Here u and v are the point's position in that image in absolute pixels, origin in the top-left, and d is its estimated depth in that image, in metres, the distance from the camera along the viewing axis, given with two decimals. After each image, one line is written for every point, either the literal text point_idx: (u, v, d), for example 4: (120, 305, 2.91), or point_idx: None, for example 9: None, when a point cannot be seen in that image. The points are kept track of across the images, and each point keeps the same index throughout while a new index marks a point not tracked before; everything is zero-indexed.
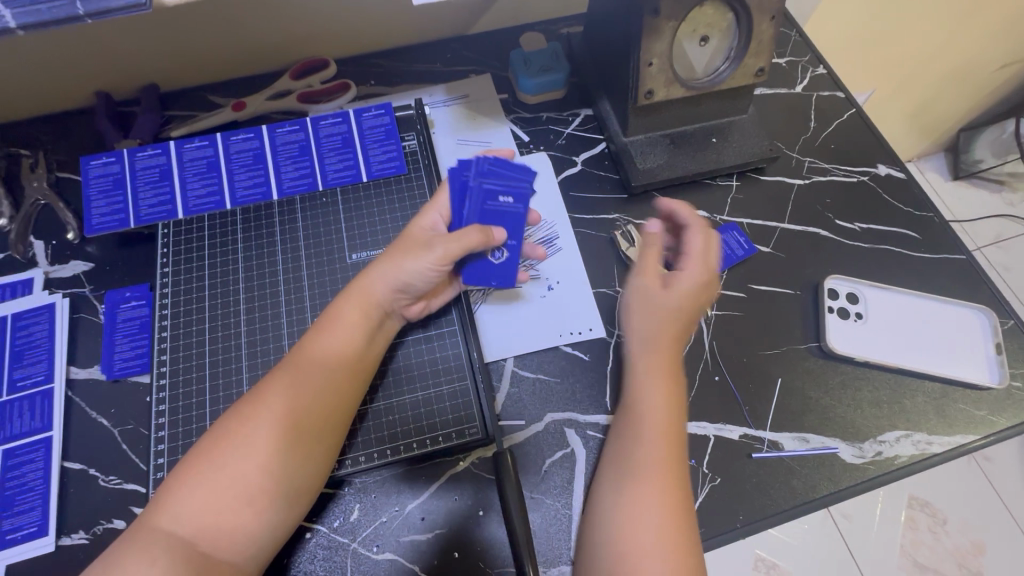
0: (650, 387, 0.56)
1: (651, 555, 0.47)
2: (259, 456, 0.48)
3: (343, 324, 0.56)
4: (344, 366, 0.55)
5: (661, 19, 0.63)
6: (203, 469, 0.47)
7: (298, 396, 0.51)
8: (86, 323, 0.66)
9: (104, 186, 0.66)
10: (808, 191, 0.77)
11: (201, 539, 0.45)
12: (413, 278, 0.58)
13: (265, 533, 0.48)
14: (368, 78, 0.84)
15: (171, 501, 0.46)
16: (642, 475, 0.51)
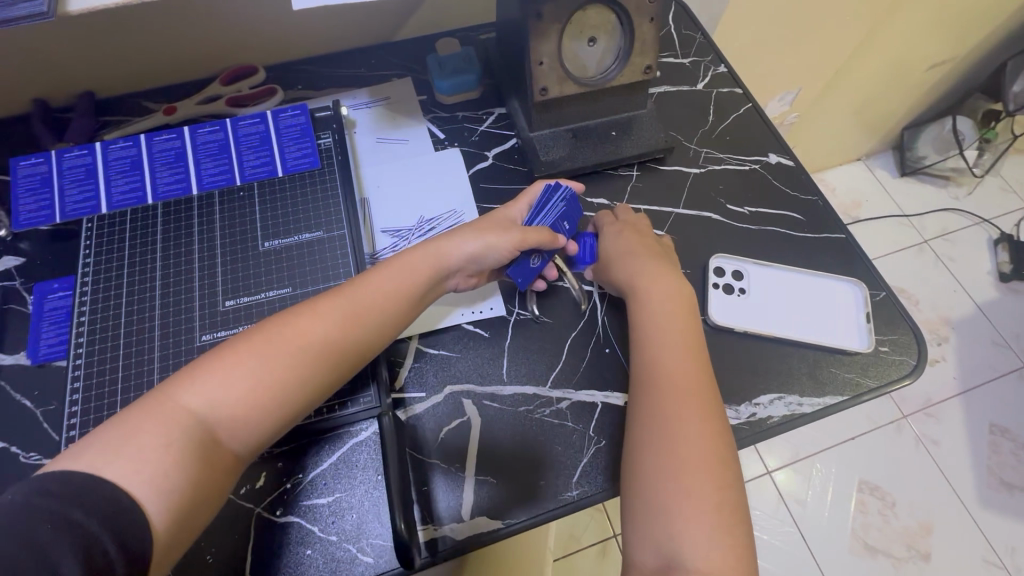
0: (657, 316, 0.63)
1: (682, 472, 0.52)
2: (287, 362, 0.54)
3: (401, 276, 0.63)
4: (395, 312, 0.61)
5: (546, 22, 0.69)
6: (235, 364, 0.53)
7: (342, 324, 0.58)
8: (15, 313, 0.70)
9: (32, 185, 0.71)
10: (703, 178, 0.83)
11: (219, 423, 0.51)
12: (482, 252, 0.66)
13: (274, 431, 0.54)
14: (295, 83, 0.90)
15: (202, 381, 0.52)
16: (666, 398, 0.57)
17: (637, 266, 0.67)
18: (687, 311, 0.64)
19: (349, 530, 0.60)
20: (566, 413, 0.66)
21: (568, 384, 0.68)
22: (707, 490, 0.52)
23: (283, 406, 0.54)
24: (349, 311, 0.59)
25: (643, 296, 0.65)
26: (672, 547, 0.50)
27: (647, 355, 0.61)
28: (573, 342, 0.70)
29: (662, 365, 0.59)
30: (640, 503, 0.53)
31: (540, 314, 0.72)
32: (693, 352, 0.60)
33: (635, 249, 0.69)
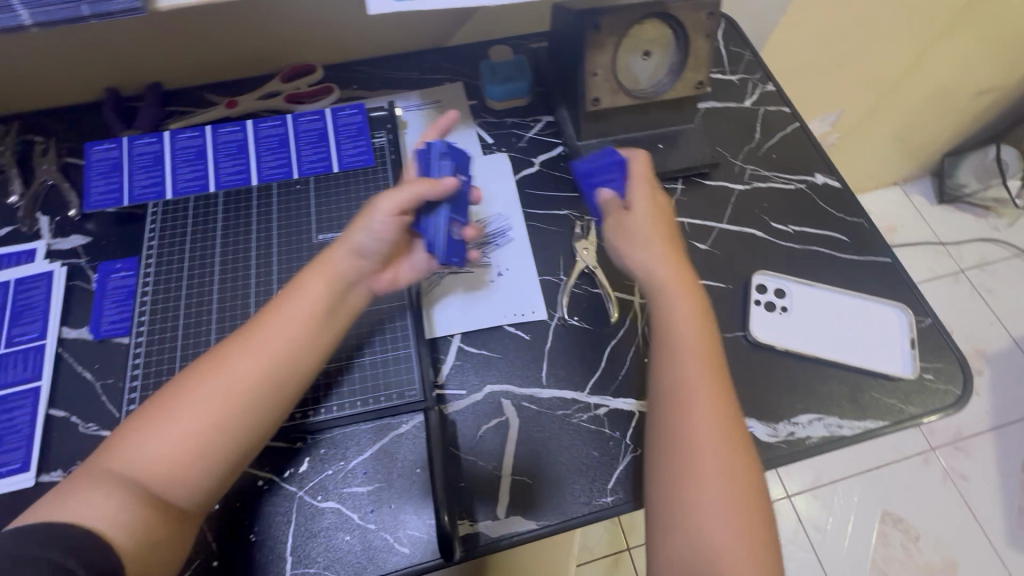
0: (676, 310, 0.61)
1: (710, 475, 0.52)
2: (208, 412, 0.53)
3: (303, 298, 0.60)
4: (303, 340, 0.59)
5: (602, 34, 0.71)
6: (159, 421, 0.52)
7: (251, 365, 0.55)
8: (79, 289, 0.73)
9: (103, 169, 0.74)
10: (748, 195, 0.84)
11: (151, 477, 0.50)
12: (364, 243, 0.63)
13: (214, 478, 0.53)
14: (350, 83, 0.92)
15: (131, 445, 0.51)
16: (691, 398, 0.56)
17: (654, 254, 0.65)
18: (699, 303, 0.62)
19: (388, 520, 0.61)
20: (603, 420, 0.67)
21: (605, 391, 0.69)
22: (736, 493, 0.52)
23: (213, 458, 0.53)
24: (258, 350, 0.57)
25: (661, 287, 0.63)
26: (710, 551, 0.49)
27: (668, 352, 0.59)
28: (612, 350, 0.71)
29: (685, 364, 0.58)
30: (673, 504, 0.52)
31: (580, 320, 0.73)
32: (707, 346, 0.59)
33: (652, 230, 0.66)
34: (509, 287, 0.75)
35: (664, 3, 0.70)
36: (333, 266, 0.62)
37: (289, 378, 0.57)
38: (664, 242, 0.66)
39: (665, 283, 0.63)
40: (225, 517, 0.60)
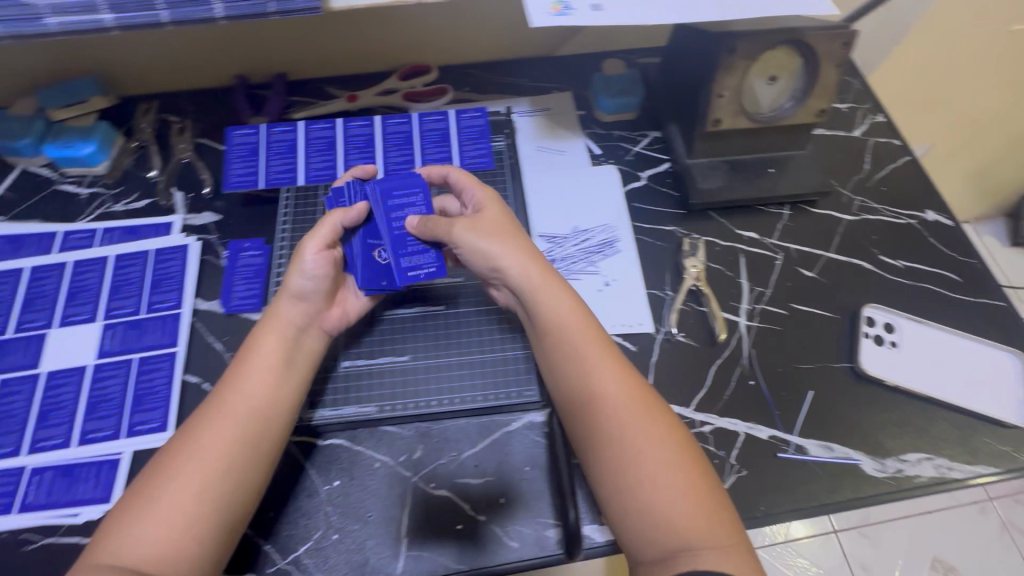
0: (546, 301, 0.63)
1: (645, 453, 0.54)
2: (191, 482, 0.53)
3: (259, 356, 0.61)
4: (267, 395, 0.59)
5: (736, 56, 0.71)
6: (139, 508, 0.52)
7: (220, 431, 0.56)
8: (211, 264, 0.78)
9: (242, 152, 0.79)
10: (856, 226, 0.83)
11: (146, 558, 0.49)
12: (304, 284, 0.64)
13: (205, 550, 0.52)
14: (463, 85, 0.95)
15: (114, 539, 0.50)
16: (601, 383, 0.58)
17: (500, 247, 0.65)
18: (573, 299, 0.63)
19: (497, 513, 0.63)
20: (709, 437, 0.67)
21: (711, 408, 0.69)
22: (681, 468, 0.53)
23: (202, 530, 0.52)
24: (220, 418, 0.57)
25: (535, 284, 0.63)
26: (661, 519, 0.51)
27: (556, 341, 0.61)
28: (717, 368, 0.72)
29: (574, 352, 0.60)
30: (612, 479, 0.54)
31: (685, 336, 0.74)
32: (594, 334, 0.61)
33: (497, 231, 0.66)
34: (616, 297, 0.76)
35: (802, 31, 0.69)
36: (282, 316, 0.63)
37: (263, 434, 0.58)
38: (502, 236, 0.66)
39: (530, 283, 0.63)
40: (344, 494, 0.64)
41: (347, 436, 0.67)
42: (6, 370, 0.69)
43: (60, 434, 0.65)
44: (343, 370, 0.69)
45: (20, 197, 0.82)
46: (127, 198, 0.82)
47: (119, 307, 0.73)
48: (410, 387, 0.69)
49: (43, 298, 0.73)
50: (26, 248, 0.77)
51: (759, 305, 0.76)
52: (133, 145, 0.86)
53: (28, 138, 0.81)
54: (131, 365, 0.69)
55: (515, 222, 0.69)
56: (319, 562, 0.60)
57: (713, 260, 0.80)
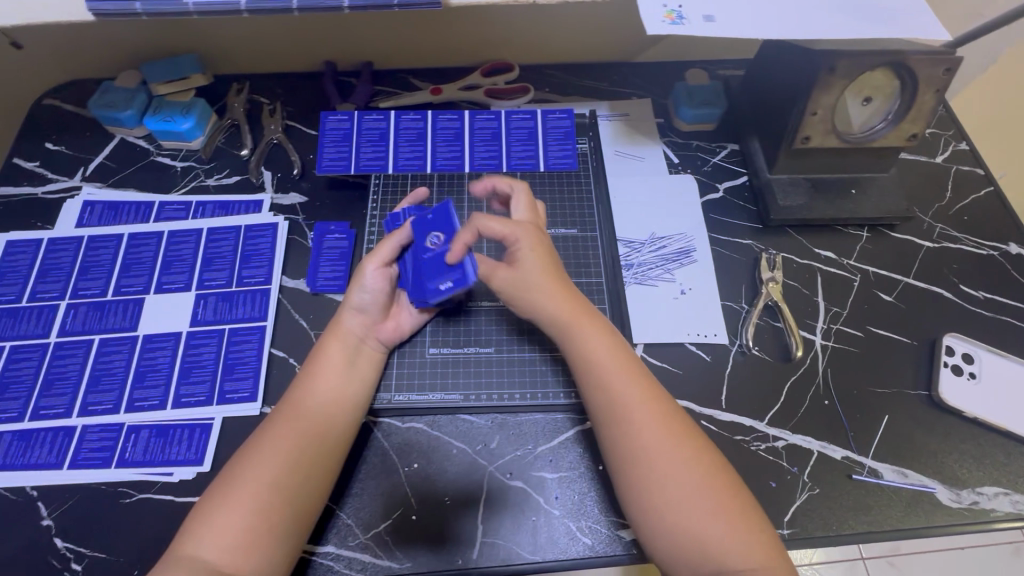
0: (582, 338, 0.63)
1: (672, 480, 0.56)
2: (266, 477, 0.56)
3: (324, 361, 0.64)
4: (331, 396, 0.63)
5: (835, 76, 0.70)
6: (218, 504, 0.55)
7: (288, 431, 0.59)
8: (297, 243, 0.80)
9: (336, 137, 0.83)
10: (936, 253, 0.82)
11: (221, 555, 0.52)
12: (366, 297, 0.67)
13: (279, 541, 0.55)
14: (543, 85, 0.96)
15: (196, 531, 0.54)
16: (629, 415, 0.59)
17: (545, 288, 0.65)
18: (606, 333, 0.64)
19: (571, 508, 0.64)
20: (782, 452, 0.68)
21: (785, 425, 0.69)
22: (710, 493, 0.55)
23: (276, 523, 0.55)
24: (289, 420, 0.60)
25: (568, 322, 0.64)
26: (692, 542, 0.53)
27: (590, 374, 0.62)
28: (792, 386, 0.72)
29: (605, 385, 0.61)
30: (643, 507, 0.56)
31: (760, 350, 0.74)
32: (624, 363, 0.62)
33: (540, 272, 0.65)
34: (691, 306, 0.77)
35: (907, 55, 0.68)
36: (344, 327, 0.66)
37: (328, 432, 0.61)
38: (548, 276, 0.65)
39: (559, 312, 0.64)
40: (423, 476, 0.66)
41: (426, 421, 0.69)
42: (107, 331, 0.72)
43: (157, 396, 0.68)
44: (428, 357, 0.71)
45: (118, 166, 0.85)
46: (219, 174, 0.85)
47: (211, 279, 0.76)
48: (490, 379, 0.70)
49: (140, 265, 0.77)
50: (124, 215, 0.81)
51: (835, 326, 0.76)
52: (226, 122, 0.88)
53: (131, 111, 0.84)
54: (222, 336, 0.72)
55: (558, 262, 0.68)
56: (399, 539, 0.62)
57: (789, 277, 0.80)
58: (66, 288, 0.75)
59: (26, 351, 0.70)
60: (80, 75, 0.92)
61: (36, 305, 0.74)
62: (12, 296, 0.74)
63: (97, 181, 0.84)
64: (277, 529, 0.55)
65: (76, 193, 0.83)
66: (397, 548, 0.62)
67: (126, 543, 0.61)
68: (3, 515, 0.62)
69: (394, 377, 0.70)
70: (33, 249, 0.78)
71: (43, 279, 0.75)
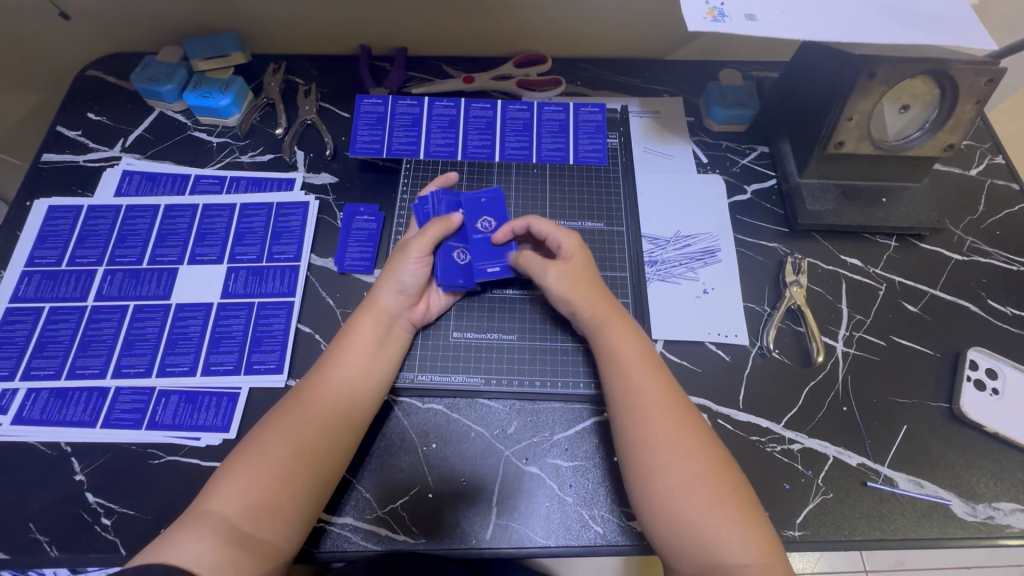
0: (613, 333, 0.64)
1: (684, 475, 0.56)
2: (291, 446, 0.58)
3: (355, 337, 0.65)
4: (359, 372, 0.64)
5: (874, 82, 0.69)
6: (245, 464, 0.57)
7: (317, 401, 0.61)
8: (326, 223, 0.81)
9: (369, 120, 0.84)
10: (965, 266, 0.81)
11: (243, 516, 0.54)
12: (406, 278, 0.68)
13: (300, 507, 0.57)
14: (575, 78, 0.96)
15: (223, 487, 0.56)
16: (649, 409, 0.60)
17: (585, 292, 0.66)
18: (634, 333, 0.65)
19: (585, 495, 0.65)
20: (797, 455, 0.68)
21: (801, 428, 0.70)
22: (720, 492, 0.56)
23: (299, 488, 0.57)
24: (316, 391, 0.62)
25: (601, 319, 0.65)
26: (696, 535, 0.54)
27: (616, 368, 0.63)
28: (811, 390, 0.72)
29: (630, 377, 0.62)
30: (651, 498, 0.56)
31: (780, 353, 0.74)
32: (648, 361, 0.63)
33: (582, 277, 0.67)
34: (713, 306, 0.77)
35: (949, 63, 0.67)
36: (379, 305, 0.67)
37: (354, 406, 0.62)
38: (589, 283, 0.67)
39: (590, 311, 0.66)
40: (441, 456, 0.67)
41: (446, 403, 0.70)
42: (141, 298, 0.74)
43: (187, 363, 0.70)
44: (453, 340, 0.73)
45: (157, 138, 0.87)
46: (253, 151, 0.87)
47: (243, 253, 0.78)
48: (512, 365, 0.71)
49: (175, 236, 0.79)
50: (161, 187, 0.83)
51: (857, 333, 0.76)
52: (262, 101, 0.90)
53: (171, 85, 0.86)
54: (252, 308, 0.74)
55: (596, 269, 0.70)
56: (415, 515, 0.64)
57: (814, 282, 0.79)
58: (102, 254, 0.77)
59: (64, 313, 0.73)
60: (123, 49, 0.94)
61: (75, 270, 0.76)
62: (54, 260, 0.77)
63: (137, 152, 0.86)
64: (298, 496, 0.57)
65: (116, 163, 0.85)
66: (412, 523, 0.64)
67: (154, 502, 0.63)
68: (38, 467, 0.65)
69: (418, 358, 0.71)
70: (74, 216, 0.80)
71: (82, 244, 0.78)
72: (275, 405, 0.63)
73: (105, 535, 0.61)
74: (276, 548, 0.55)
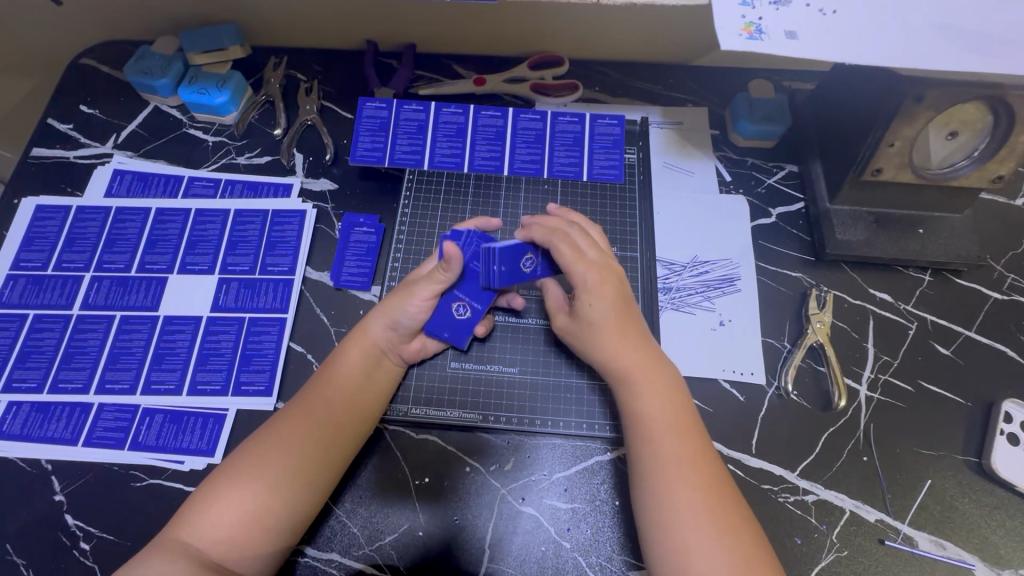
0: (645, 395, 0.58)
1: (714, 551, 0.50)
2: (267, 479, 0.55)
3: (344, 367, 0.62)
4: (344, 405, 0.61)
5: (921, 107, 0.63)
6: (217, 496, 0.54)
7: (299, 434, 0.58)
8: (324, 233, 0.77)
9: (372, 126, 0.80)
10: (1004, 307, 0.75)
11: (212, 549, 0.52)
12: (402, 316, 0.64)
13: (270, 545, 0.54)
14: (593, 83, 0.90)
15: (193, 519, 0.53)
16: (676, 482, 0.53)
17: (612, 342, 0.60)
18: (670, 395, 0.58)
19: (582, 542, 0.62)
20: (810, 507, 0.64)
21: (817, 478, 0.65)
22: (752, 572, 0.50)
23: (272, 525, 0.54)
24: (300, 422, 0.58)
25: (632, 374, 0.59)
26: None
27: (644, 428, 0.57)
28: (830, 437, 0.67)
29: (661, 445, 0.55)
30: None
31: (799, 395, 0.70)
32: (682, 423, 0.57)
33: (610, 328, 0.61)
34: (729, 340, 0.72)
35: (1006, 90, 0.60)
36: (369, 336, 0.63)
37: (337, 442, 0.59)
38: (618, 332, 0.61)
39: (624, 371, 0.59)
40: (433, 492, 0.64)
41: (440, 436, 0.67)
42: (128, 308, 0.71)
43: (173, 380, 0.67)
44: (451, 370, 0.69)
45: (150, 135, 0.83)
46: (250, 152, 0.82)
47: (235, 264, 0.74)
48: (512, 401, 0.68)
49: (165, 242, 0.75)
50: (153, 188, 0.79)
51: (883, 376, 0.71)
52: (261, 98, 0.85)
53: (166, 79, 0.82)
54: (242, 324, 0.71)
55: (634, 315, 0.63)
56: (403, 554, 0.61)
57: (839, 318, 0.74)
58: (90, 259, 0.74)
59: (49, 322, 0.70)
60: (118, 37, 0.89)
61: (61, 275, 0.73)
62: (40, 264, 0.74)
63: (129, 149, 0.82)
64: (269, 534, 0.54)
65: (107, 160, 0.81)
66: (400, 562, 0.61)
67: (134, 528, 0.61)
68: (17, 485, 0.63)
69: (412, 389, 0.68)
70: (62, 217, 0.77)
71: (70, 248, 0.75)
72: (255, 431, 0.59)
73: (83, 560, 0.59)
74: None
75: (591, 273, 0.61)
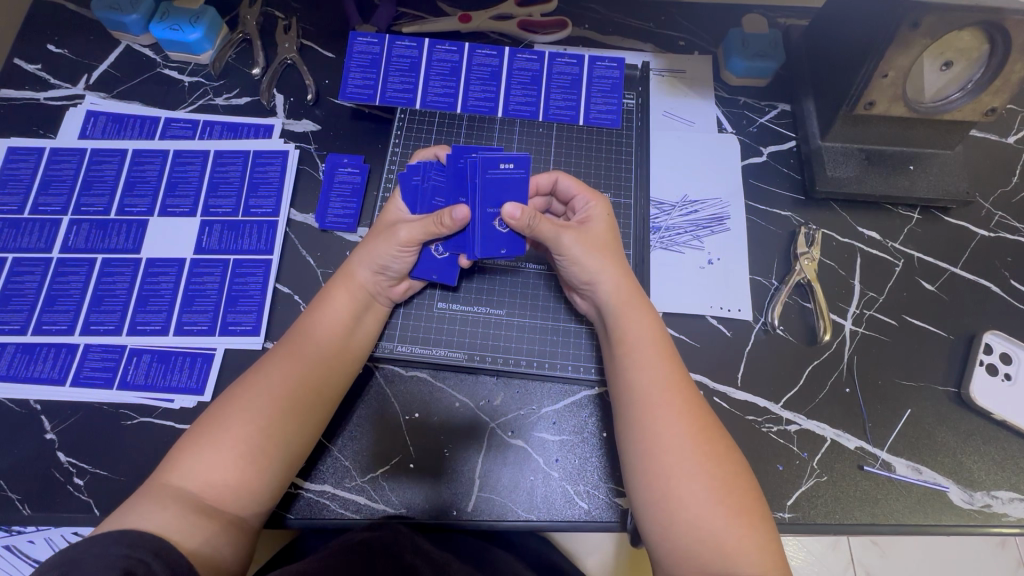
0: (634, 320, 0.59)
1: (697, 476, 0.51)
2: (259, 421, 0.53)
3: (332, 310, 0.61)
4: (333, 348, 0.60)
5: (917, 34, 0.61)
6: (208, 436, 0.52)
7: (291, 374, 0.56)
8: (307, 175, 0.75)
9: (363, 62, 0.78)
10: (991, 243, 0.75)
11: (205, 491, 0.50)
12: (389, 260, 0.62)
13: (267, 484, 0.53)
14: (583, 21, 0.87)
15: (183, 461, 0.51)
16: (661, 402, 0.54)
17: (599, 265, 0.61)
18: (656, 321, 0.60)
19: (570, 471, 0.63)
20: (793, 436, 0.66)
21: (800, 409, 0.67)
22: (734, 497, 0.50)
23: (265, 465, 0.53)
24: (287, 364, 0.57)
25: (620, 301, 0.60)
26: (715, 542, 0.48)
27: (628, 355, 0.58)
28: (813, 370, 0.68)
29: (645, 366, 0.56)
30: (664, 502, 0.51)
31: (784, 331, 0.70)
32: (664, 350, 0.58)
33: (605, 244, 0.63)
34: (717, 277, 0.73)
35: (1005, 14, 0.59)
36: (358, 280, 0.62)
37: (328, 380, 0.59)
38: (604, 253, 0.62)
39: (614, 297, 0.60)
40: (422, 427, 0.65)
41: (430, 372, 0.67)
42: (109, 251, 0.70)
43: (159, 321, 0.67)
44: (438, 311, 0.70)
45: (123, 75, 0.80)
46: (229, 92, 0.79)
47: (217, 206, 0.73)
48: (501, 342, 0.68)
49: (145, 184, 0.73)
50: (129, 130, 0.77)
51: (867, 311, 0.72)
52: (237, 36, 0.81)
53: (136, 15, 0.78)
54: (227, 265, 0.70)
55: (620, 242, 0.65)
56: (396, 487, 0.63)
57: (827, 256, 0.74)
58: (67, 202, 0.72)
59: (28, 264, 0.69)
60: None
61: (39, 218, 0.71)
62: (15, 208, 0.72)
63: (101, 90, 0.79)
64: (266, 472, 0.53)
65: (80, 102, 0.78)
66: (392, 493, 0.62)
67: (127, 463, 0.62)
68: (7, 425, 0.63)
69: (399, 328, 0.68)
70: (35, 158, 0.75)
71: (45, 190, 0.73)
72: (237, 378, 0.58)
73: (78, 495, 0.60)
74: (242, 527, 0.52)
75: (593, 203, 0.65)
